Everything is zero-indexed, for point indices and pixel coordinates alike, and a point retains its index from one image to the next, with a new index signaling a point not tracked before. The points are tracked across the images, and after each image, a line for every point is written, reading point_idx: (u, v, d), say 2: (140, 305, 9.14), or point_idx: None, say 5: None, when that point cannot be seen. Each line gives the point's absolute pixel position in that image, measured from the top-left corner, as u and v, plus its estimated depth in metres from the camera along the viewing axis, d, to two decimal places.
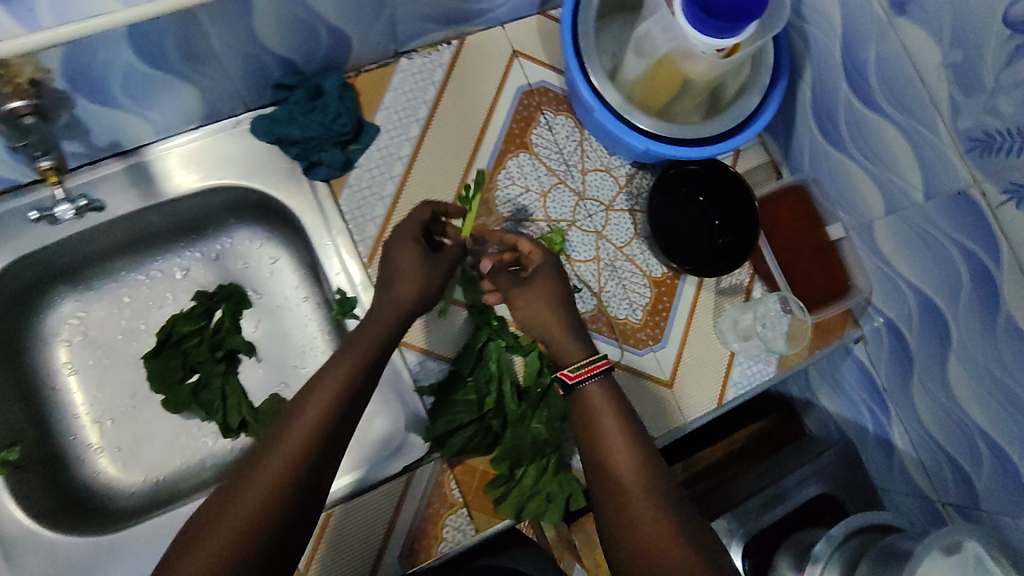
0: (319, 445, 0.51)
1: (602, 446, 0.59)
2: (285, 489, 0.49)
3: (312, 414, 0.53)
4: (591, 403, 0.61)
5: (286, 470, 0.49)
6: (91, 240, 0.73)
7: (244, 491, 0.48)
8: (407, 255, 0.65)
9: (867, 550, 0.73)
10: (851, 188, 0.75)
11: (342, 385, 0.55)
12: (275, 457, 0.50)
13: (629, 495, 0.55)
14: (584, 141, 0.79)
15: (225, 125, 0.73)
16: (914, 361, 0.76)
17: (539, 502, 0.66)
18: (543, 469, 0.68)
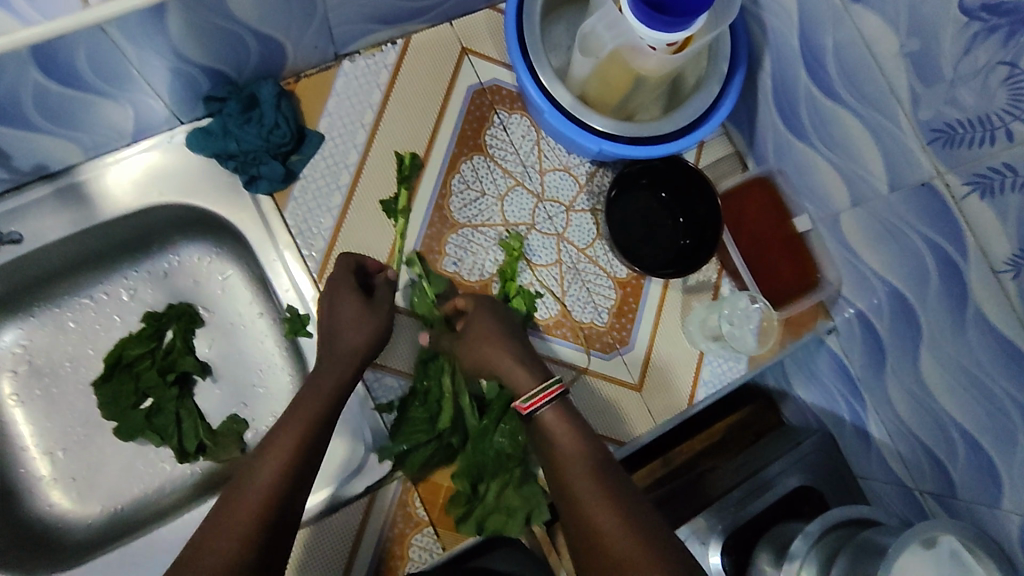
0: (293, 470, 0.53)
1: (562, 463, 0.55)
2: (263, 517, 0.50)
3: (265, 477, 0.52)
4: (547, 422, 0.58)
5: (265, 498, 0.50)
6: (27, 266, 0.70)
7: (197, 569, 0.46)
8: (350, 313, 0.63)
9: (844, 545, 0.72)
10: (816, 179, 0.73)
11: (314, 416, 0.57)
12: (229, 525, 0.48)
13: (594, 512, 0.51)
14: (541, 141, 0.76)
15: (161, 140, 0.70)
16: (886, 352, 0.75)
17: (499, 517, 0.63)
18: (507, 483, 0.64)
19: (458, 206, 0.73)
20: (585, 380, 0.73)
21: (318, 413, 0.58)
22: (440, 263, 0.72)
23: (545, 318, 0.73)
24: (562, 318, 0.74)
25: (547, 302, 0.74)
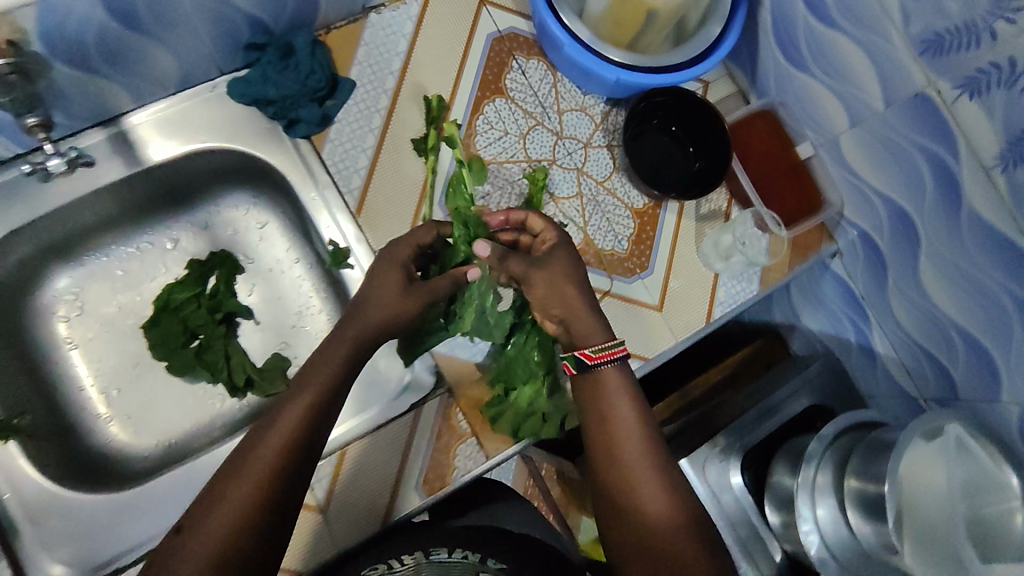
0: (314, 422, 0.55)
1: (614, 431, 0.60)
2: (286, 462, 0.51)
3: (267, 453, 0.51)
4: (605, 386, 0.62)
5: (288, 444, 0.52)
6: (79, 213, 0.74)
7: (199, 545, 0.47)
8: (383, 292, 0.64)
9: (857, 447, 0.77)
10: (816, 106, 0.78)
11: (340, 364, 0.59)
12: (232, 503, 0.48)
13: (643, 487, 0.57)
14: (558, 83, 0.81)
15: (203, 90, 0.74)
16: (888, 266, 0.80)
17: (535, 421, 0.69)
18: (539, 390, 0.69)
19: (483, 144, 0.78)
20: (611, 302, 0.78)
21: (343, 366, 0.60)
22: None
23: None
24: (585, 246, 0.79)
25: (571, 231, 0.78)
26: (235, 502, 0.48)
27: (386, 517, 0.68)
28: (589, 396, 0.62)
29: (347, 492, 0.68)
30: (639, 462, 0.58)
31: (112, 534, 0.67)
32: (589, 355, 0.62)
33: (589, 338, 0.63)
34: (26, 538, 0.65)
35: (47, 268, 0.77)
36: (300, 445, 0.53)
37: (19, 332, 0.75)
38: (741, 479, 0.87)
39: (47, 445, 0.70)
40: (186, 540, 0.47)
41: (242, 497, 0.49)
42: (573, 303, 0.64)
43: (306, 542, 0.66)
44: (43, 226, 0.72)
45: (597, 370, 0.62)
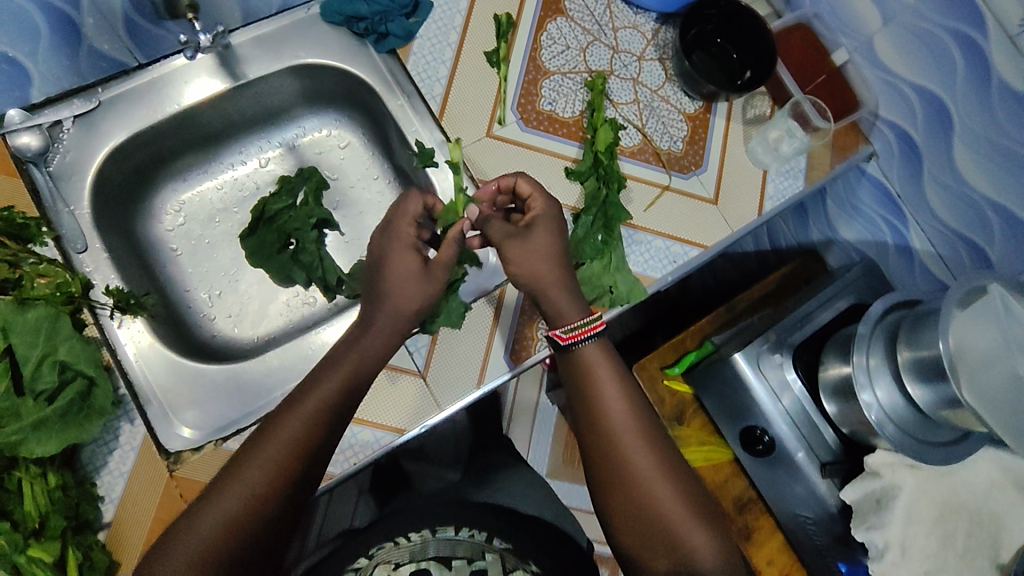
0: (314, 435, 0.59)
1: (602, 410, 0.66)
2: (283, 474, 0.57)
3: (301, 416, 0.60)
4: (589, 366, 0.68)
5: (284, 457, 0.57)
6: (187, 126, 0.81)
7: (231, 494, 0.55)
8: (404, 267, 0.69)
9: (904, 321, 0.82)
10: (850, 12, 0.85)
11: (348, 373, 0.64)
12: (263, 458, 0.57)
13: (636, 460, 0.64)
14: (612, 4, 0.89)
15: (300, 11, 0.82)
16: (923, 158, 0.87)
17: (602, 293, 0.77)
18: (607, 263, 0.77)
19: (548, 57, 0.86)
20: (669, 196, 0.85)
21: (351, 378, 0.64)
22: (538, 103, 0.84)
23: (630, 145, 0.85)
24: (644, 145, 0.86)
25: (630, 132, 0.86)
26: (233, 504, 0.55)
27: (479, 384, 0.76)
28: (575, 375, 0.69)
29: (444, 361, 0.76)
30: (629, 438, 0.65)
31: (233, 402, 0.73)
32: (562, 336, 0.68)
33: (567, 312, 0.69)
34: (155, 403, 0.70)
35: (157, 180, 0.84)
36: (298, 457, 0.58)
37: (135, 233, 0.82)
38: (796, 374, 0.91)
39: (166, 329, 0.77)
40: (221, 484, 0.56)
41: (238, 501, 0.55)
42: (552, 272, 0.71)
43: (412, 404, 0.74)
44: (158, 136, 0.80)
45: (574, 349, 0.69)
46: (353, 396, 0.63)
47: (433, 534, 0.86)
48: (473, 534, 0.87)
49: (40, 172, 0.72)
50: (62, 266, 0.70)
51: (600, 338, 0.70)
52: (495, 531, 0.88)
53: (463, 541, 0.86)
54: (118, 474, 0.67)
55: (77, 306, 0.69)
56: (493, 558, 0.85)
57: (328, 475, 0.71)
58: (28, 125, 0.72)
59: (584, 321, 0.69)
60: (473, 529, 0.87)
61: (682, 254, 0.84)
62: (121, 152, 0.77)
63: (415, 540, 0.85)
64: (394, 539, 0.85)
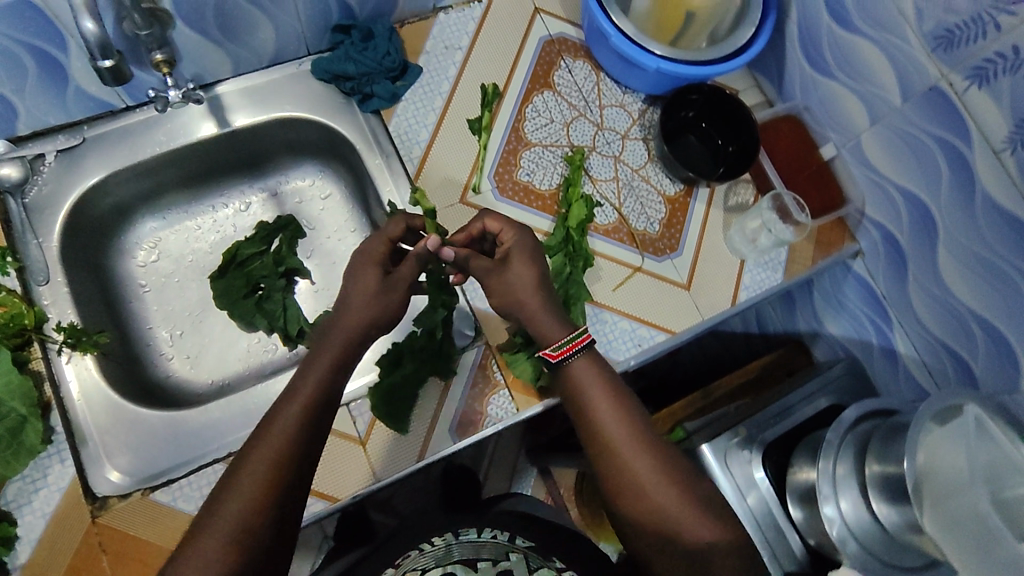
0: (292, 453, 0.55)
1: (596, 422, 0.63)
2: (268, 497, 0.53)
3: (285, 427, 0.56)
4: (577, 379, 0.65)
5: (264, 483, 0.53)
6: (169, 167, 0.83)
7: (232, 512, 0.52)
8: (368, 283, 0.68)
9: (876, 432, 0.78)
10: (839, 109, 0.85)
11: (322, 378, 0.60)
12: (255, 470, 0.54)
13: (637, 469, 0.61)
14: (600, 82, 0.90)
15: (290, 66, 0.84)
16: (908, 262, 0.84)
17: None
18: None
19: (531, 128, 0.86)
20: (640, 277, 0.83)
21: (320, 389, 0.60)
22: (515, 174, 0.84)
23: (604, 223, 0.84)
24: (620, 224, 0.85)
25: (606, 210, 0.85)
26: (223, 539, 0.51)
27: (419, 458, 0.74)
28: (568, 390, 0.66)
29: (387, 428, 0.74)
30: (628, 446, 0.62)
31: (169, 450, 0.71)
32: (552, 354, 0.66)
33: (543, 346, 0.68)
34: (91, 445, 0.69)
35: (135, 215, 0.86)
36: (281, 476, 0.54)
37: (103, 267, 0.83)
38: (765, 473, 0.86)
39: (116, 366, 0.77)
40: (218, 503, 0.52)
41: (227, 537, 0.51)
42: (532, 302, 0.70)
43: (347, 474, 0.72)
44: (138, 175, 0.81)
45: (563, 367, 0.66)
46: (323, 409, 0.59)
47: (456, 537, 0.70)
48: (497, 534, 0.71)
49: (15, 202, 0.75)
50: (20, 296, 0.71)
51: (587, 350, 0.67)
52: (517, 531, 0.71)
53: (486, 543, 0.70)
54: (40, 514, 0.65)
55: (27, 339, 0.70)
56: (517, 559, 0.68)
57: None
58: (10, 156, 0.75)
59: (570, 336, 0.67)
60: (496, 529, 0.71)
61: (648, 338, 0.81)
62: (98, 188, 0.79)
63: (438, 545, 0.69)
64: (417, 546, 0.69)
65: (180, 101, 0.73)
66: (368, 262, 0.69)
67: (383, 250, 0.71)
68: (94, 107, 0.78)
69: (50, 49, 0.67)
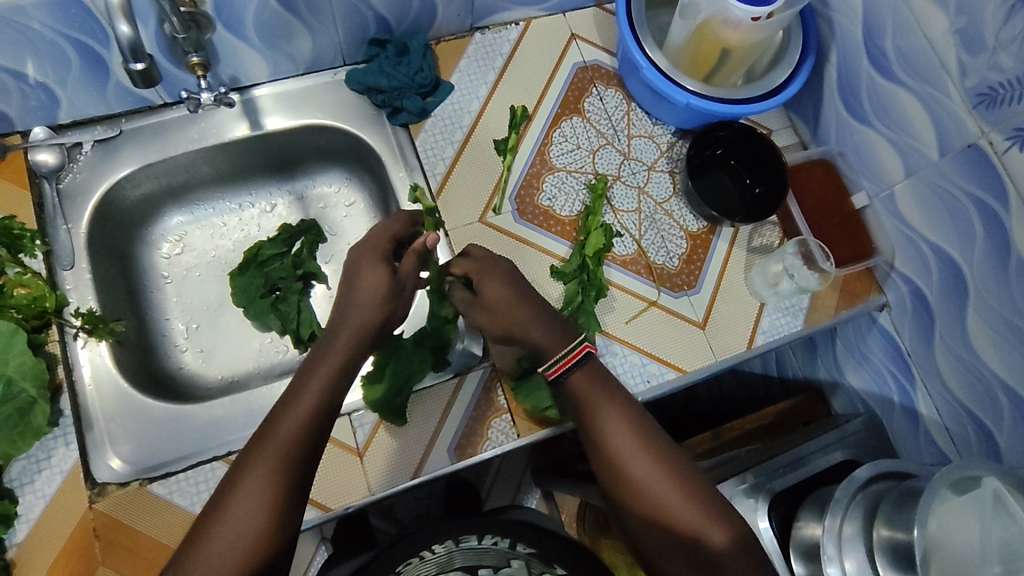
0: (295, 463, 0.56)
1: (598, 431, 0.63)
2: (275, 504, 0.54)
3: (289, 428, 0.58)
4: (577, 389, 0.66)
5: (270, 490, 0.55)
6: (200, 164, 0.85)
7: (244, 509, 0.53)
8: (372, 284, 0.67)
9: (888, 495, 0.75)
10: (874, 157, 0.83)
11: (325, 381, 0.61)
12: (264, 468, 0.55)
13: (640, 475, 0.61)
14: (631, 112, 0.89)
15: (325, 75, 0.86)
16: (936, 320, 0.81)
17: None
18: None
19: (556, 153, 0.86)
20: (655, 312, 0.82)
21: (324, 395, 0.60)
22: (536, 197, 0.84)
23: (622, 254, 0.83)
24: (638, 256, 0.84)
25: (625, 241, 0.84)
26: (232, 545, 0.52)
27: (414, 475, 0.73)
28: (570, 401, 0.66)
29: (386, 441, 0.74)
30: (630, 453, 0.62)
31: (169, 443, 0.72)
32: (547, 371, 0.66)
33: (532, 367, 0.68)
34: (96, 430, 0.71)
35: (164, 208, 0.88)
36: (285, 484, 0.55)
37: (128, 256, 0.85)
38: (769, 523, 0.83)
39: (130, 354, 0.78)
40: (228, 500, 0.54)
41: (237, 539, 0.52)
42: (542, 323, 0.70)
43: (341, 484, 0.72)
44: (169, 169, 0.83)
45: (562, 379, 0.66)
46: (326, 416, 0.60)
47: (457, 544, 0.66)
48: (498, 540, 0.67)
49: (50, 187, 0.77)
50: (44, 279, 0.73)
51: (586, 363, 0.67)
52: (524, 539, 0.68)
53: (489, 550, 0.66)
54: (40, 495, 0.67)
55: (46, 321, 0.72)
56: (519, 566, 0.65)
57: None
58: (49, 143, 0.77)
59: (567, 349, 0.66)
60: (499, 535, 0.68)
61: (658, 374, 0.80)
62: (130, 180, 0.81)
63: (439, 553, 0.66)
64: (417, 553, 0.67)
65: (210, 105, 0.74)
66: (375, 258, 0.69)
67: (387, 249, 0.71)
68: (134, 101, 0.80)
69: (93, 44, 0.69)
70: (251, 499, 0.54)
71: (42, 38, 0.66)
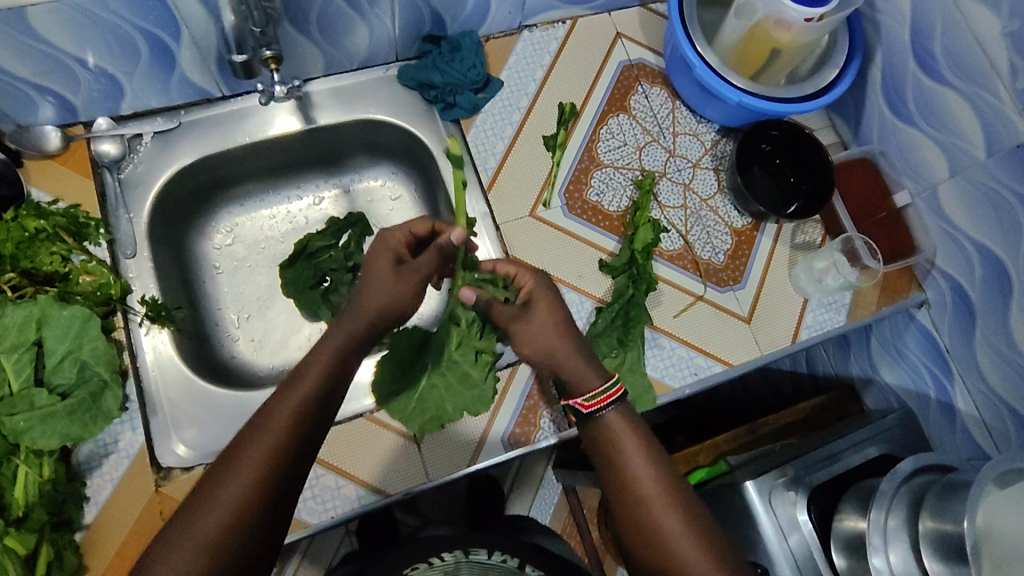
0: (275, 470, 0.52)
1: (627, 476, 0.61)
2: (249, 510, 0.50)
3: (275, 428, 0.53)
4: (610, 432, 0.63)
5: (256, 476, 0.51)
6: (254, 156, 0.86)
7: (211, 516, 0.49)
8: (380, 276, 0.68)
9: (931, 489, 0.76)
10: (918, 157, 0.84)
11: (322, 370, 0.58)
12: (238, 474, 0.51)
13: (667, 527, 0.59)
14: (676, 110, 0.91)
15: (378, 71, 0.88)
16: (976, 316, 0.82)
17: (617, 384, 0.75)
18: (621, 363, 0.76)
19: (604, 150, 0.87)
20: (701, 307, 0.83)
21: (315, 394, 0.56)
22: (585, 193, 0.86)
23: (669, 249, 0.85)
24: (685, 251, 0.85)
25: (672, 237, 0.86)
26: (193, 551, 0.48)
27: (470, 462, 0.75)
28: (595, 443, 0.64)
29: (442, 429, 0.76)
30: (658, 502, 0.59)
31: (231, 429, 0.73)
32: (582, 404, 0.63)
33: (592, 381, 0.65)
34: (161, 415, 0.72)
35: (217, 199, 0.89)
36: (265, 487, 0.51)
37: (182, 245, 0.86)
38: (808, 516, 0.85)
39: (187, 341, 0.80)
40: (194, 506, 0.50)
41: (201, 549, 0.48)
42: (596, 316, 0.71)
43: (400, 470, 0.74)
44: (226, 162, 0.85)
45: (595, 419, 0.63)
46: (322, 405, 0.56)
47: (467, 556, 0.72)
48: (506, 558, 0.73)
49: (111, 177, 0.79)
50: (109, 268, 0.74)
51: (621, 404, 0.64)
52: (531, 561, 0.73)
53: (496, 566, 0.72)
54: (108, 478, 0.68)
55: (112, 308, 0.73)
56: None
57: (306, 523, 0.71)
58: (111, 133, 0.79)
59: (602, 388, 0.64)
60: (508, 553, 0.73)
61: (705, 367, 0.81)
62: (168, 189, 0.82)
63: (448, 561, 0.71)
64: (427, 558, 0.71)
65: (283, 96, 0.76)
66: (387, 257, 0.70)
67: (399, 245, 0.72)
68: (193, 94, 0.81)
69: (163, 38, 0.70)
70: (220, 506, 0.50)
71: (116, 28, 0.67)
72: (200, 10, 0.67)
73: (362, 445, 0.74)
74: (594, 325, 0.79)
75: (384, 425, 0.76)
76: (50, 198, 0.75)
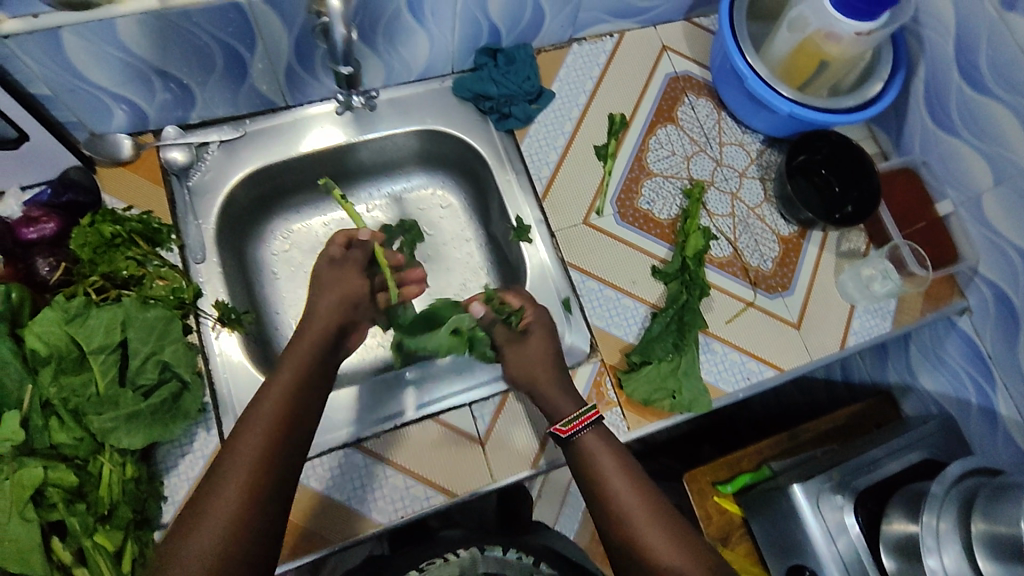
0: (275, 451, 0.60)
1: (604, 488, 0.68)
2: (257, 484, 0.57)
3: (267, 418, 0.61)
4: (590, 450, 0.70)
5: (259, 459, 0.59)
6: (312, 166, 0.89)
7: (224, 497, 0.56)
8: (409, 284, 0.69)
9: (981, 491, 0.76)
10: (962, 168, 0.87)
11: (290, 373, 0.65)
12: (241, 457, 0.58)
13: (647, 536, 0.65)
14: (722, 120, 0.93)
15: (435, 82, 0.90)
16: (1020, 323, 0.83)
17: (664, 392, 0.77)
18: (675, 367, 0.78)
19: (654, 159, 0.90)
20: (753, 312, 0.85)
21: (288, 386, 0.65)
22: (637, 201, 0.88)
23: (719, 256, 0.87)
24: (734, 258, 0.88)
25: (721, 244, 0.88)
26: (212, 529, 0.55)
27: (535, 462, 0.76)
28: (577, 460, 0.70)
29: (507, 428, 0.77)
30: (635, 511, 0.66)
31: None
32: (561, 429, 0.71)
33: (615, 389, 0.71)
34: (233, 418, 0.73)
35: (275, 208, 0.92)
36: (269, 466, 0.59)
37: (245, 250, 0.89)
38: (856, 519, 0.85)
39: (251, 342, 0.81)
40: (206, 493, 0.57)
41: (217, 525, 0.55)
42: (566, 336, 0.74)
43: (468, 473, 0.75)
44: (286, 170, 0.87)
45: (574, 440, 0.71)
46: (307, 395, 0.65)
47: (483, 553, 0.77)
48: (522, 555, 0.78)
49: (180, 184, 0.81)
50: (181, 272, 0.76)
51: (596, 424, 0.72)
52: (545, 559, 0.78)
53: (511, 562, 0.78)
54: (184, 477, 0.70)
55: (186, 311, 0.74)
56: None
57: (355, 509, 0.72)
58: (179, 141, 0.80)
59: (580, 411, 0.72)
60: (523, 551, 0.78)
61: (757, 372, 0.83)
62: (231, 197, 0.83)
63: (463, 557, 0.77)
64: (442, 554, 0.77)
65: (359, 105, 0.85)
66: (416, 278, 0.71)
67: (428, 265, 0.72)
68: (258, 104, 0.84)
69: (239, 49, 0.73)
70: (229, 486, 0.57)
71: (196, 40, 0.69)
72: (276, 20, 0.70)
73: (427, 446, 0.76)
74: (648, 330, 0.80)
75: (451, 426, 0.77)
76: (124, 205, 0.77)
